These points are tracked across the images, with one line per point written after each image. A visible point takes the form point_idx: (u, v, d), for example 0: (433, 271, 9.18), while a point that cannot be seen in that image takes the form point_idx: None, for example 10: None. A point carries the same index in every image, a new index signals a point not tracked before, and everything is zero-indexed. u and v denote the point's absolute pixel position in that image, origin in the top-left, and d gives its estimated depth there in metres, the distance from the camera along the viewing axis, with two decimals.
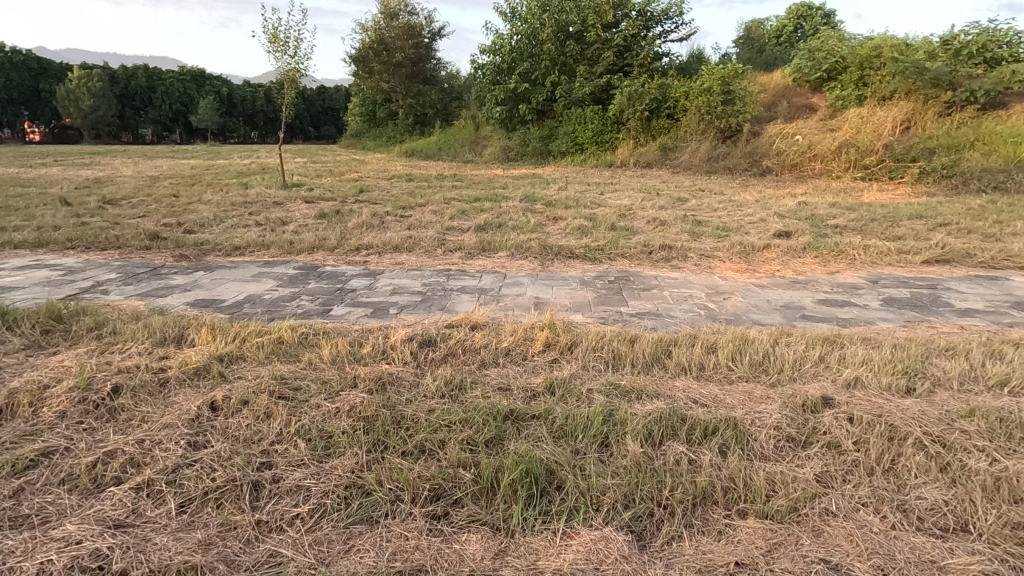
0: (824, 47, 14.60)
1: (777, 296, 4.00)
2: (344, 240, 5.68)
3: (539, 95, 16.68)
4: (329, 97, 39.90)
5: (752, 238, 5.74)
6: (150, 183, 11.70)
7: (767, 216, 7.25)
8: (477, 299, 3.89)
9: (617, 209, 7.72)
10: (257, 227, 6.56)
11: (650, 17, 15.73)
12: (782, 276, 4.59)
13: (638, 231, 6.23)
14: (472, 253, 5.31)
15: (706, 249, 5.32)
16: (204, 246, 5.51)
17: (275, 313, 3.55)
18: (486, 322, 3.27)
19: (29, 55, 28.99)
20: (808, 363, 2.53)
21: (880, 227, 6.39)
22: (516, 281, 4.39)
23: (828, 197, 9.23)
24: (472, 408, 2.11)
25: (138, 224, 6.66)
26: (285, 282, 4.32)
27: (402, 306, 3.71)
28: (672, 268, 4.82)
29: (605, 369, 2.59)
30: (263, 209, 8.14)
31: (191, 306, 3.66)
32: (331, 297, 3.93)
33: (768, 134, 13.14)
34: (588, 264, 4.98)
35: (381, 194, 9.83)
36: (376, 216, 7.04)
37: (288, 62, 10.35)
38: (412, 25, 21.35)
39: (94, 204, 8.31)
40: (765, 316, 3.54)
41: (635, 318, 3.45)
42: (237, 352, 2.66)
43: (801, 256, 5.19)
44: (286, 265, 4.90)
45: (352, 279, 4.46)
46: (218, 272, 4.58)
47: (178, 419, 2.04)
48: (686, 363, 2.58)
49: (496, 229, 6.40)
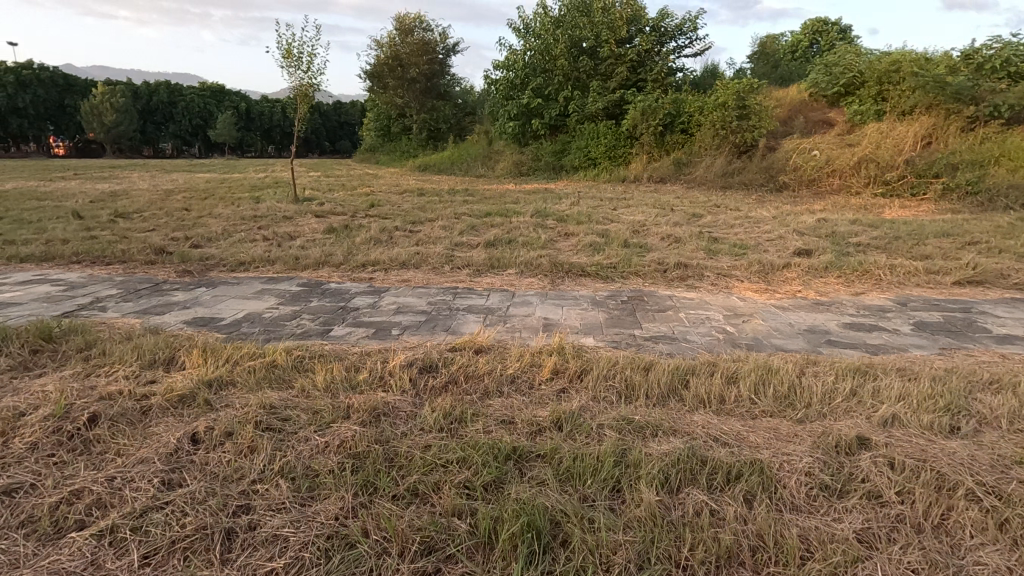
0: (841, 62, 14.41)
1: (800, 319, 3.79)
2: (350, 256, 5.57)
3: (551, 110, 16.65)
4: (344, 112, 40.38)
5: (771, 256, 5.54)
6: (165, 197, 11.77)
7: (786, 233, 7.03)
8: (484, 319, 3.74)
9: (630, 225, 7.55)
10: (264, 242, 6.49)
11: (664, 32, 15.68)
12: (804, 297, 4.38)
13: (652, 248, 6.06)
14: (480, 270, 5.17)
15: (723, 268, 5.13)
16: (209, 262, 5.43)
17: (273, 333, 3.42)
18: (491, 345, 3.11)
19: (55, 71, 29.72)
20: (839, 396, 2.33)
21: (905, 245, 6.15)
22: (524, 300, 4.23)
23: (848, 213, 8.99)
24: (471, 445, 1.95)
25: (146, 238, 6.63)
26: (286, 300, 4.19)
27: (405, 327, 3.57)
28: (687, 288, 4.64)
29: (616, 401, 2.41)
30: (273, 223, 8.09)
31: (188, 325, 3.54)
32: (332, 316, 3.80)
33: (784, 149, 12.93)
34: (600, 283, 4.81)
35: (391, 208, 9.76)
36: (385, 231, 6.95)
37: (301, 77, 10.39)
38: (427, 41, 21.54)
39: (105, 217, 8.31)
40: (788, 341, 3.34)
41: (648, 342, 3.27)
42: (227, 377, 2.52)
43: (822, 275, 4.98)
44: (290, 282, 4.79)
45: (356, 296, 4.34)
46: (220, 289, 4.48)
47: (155, 453, 1.89)
48: (705, 395, 2.39)
49: (506, 245, 6.26)
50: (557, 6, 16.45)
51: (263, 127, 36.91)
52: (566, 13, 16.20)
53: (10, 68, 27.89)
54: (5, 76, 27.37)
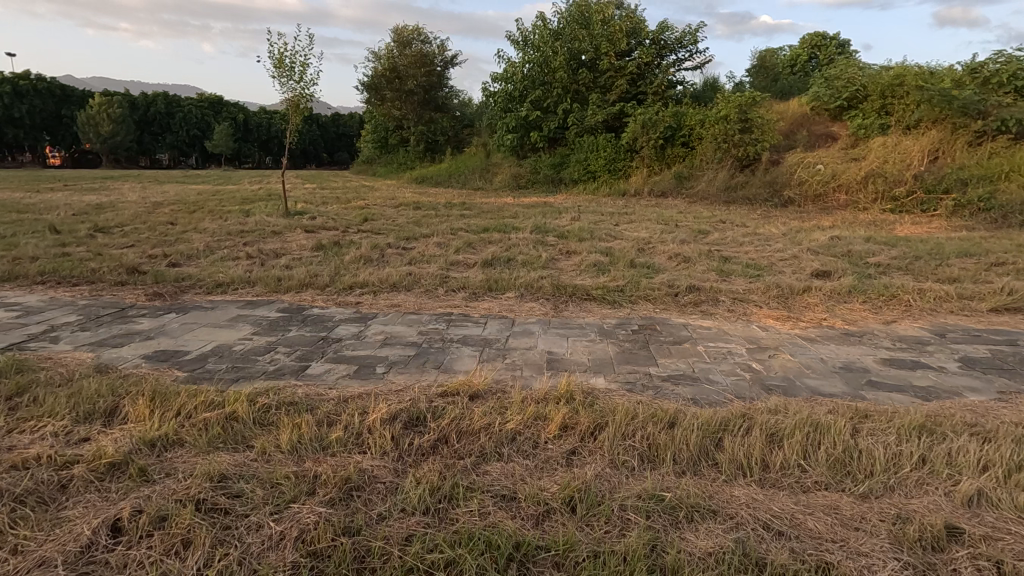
0: (843, 75, 14.17)
1: (832, 354, 3.40)
2: (337, 276, 5.19)
3: (550, 122, 16.36)
4: (342, 124, 40.22)
5: (788, 279, 5.18)
6: (151, 210, 11.38)
7: (799, 251, 6.69)
8: (480, 353, 3.34)
9: (635, 242, 7.20)
10: (246, 260, 6.10)
11: (664, 45, 15.47)
12: (831, 327, 4.00)
13: (660, 268, 5.69)
14: (477, 293, 4.79)
15: (738, 292, 4.76)
16: (184, 283, 5.04)
17: (241, 372, 3.01)
18: (488, 388, 2.72)
19: (52, 82, 29.47)
20: (907, 463, 1.94)
21: (928, 266, 5.80)
22: (525, 330, 3.84)
23: (859, 230, 8.68)
24: (464, 540, 1.55)
25: (121, 256, 6.23)
26: (263, 329, 3.80)
27: (391, 363, 3.16)
28: (701, 315, 4.25)
29: (638, 469, 2.01)
30: (260, 238, 7.73)
31: (147, 361, 3.14)
32: (310, 350, 3.40)
33: (788, 163, 12.64)
34: (607, 308, 4.44)
35: (385, 223, 9.40)
36: (376, 249, 6.57)
37: (294, 88, 10.08)
38: (425, 53, 21.32)
39: (84, 232, 7.92)
40: (824, 382, 2.94)
41: (667, 385, 2.88)
42: (173, 435, 2.12)
43: (847, 301, 4.61)
44: (270, 307, 4.38)
45: (340, 325, 3.94)
46: (191, 316, 4.07)
47: (60, 552, 1.49)
48: (744, 459, 2.01)
49: (504, 264, 5.89)
50: (556, 19, 16.23)
51: (260, 138, 36.68)
52: (565, 25, 15.99)
53: (7, 79, 27.61)
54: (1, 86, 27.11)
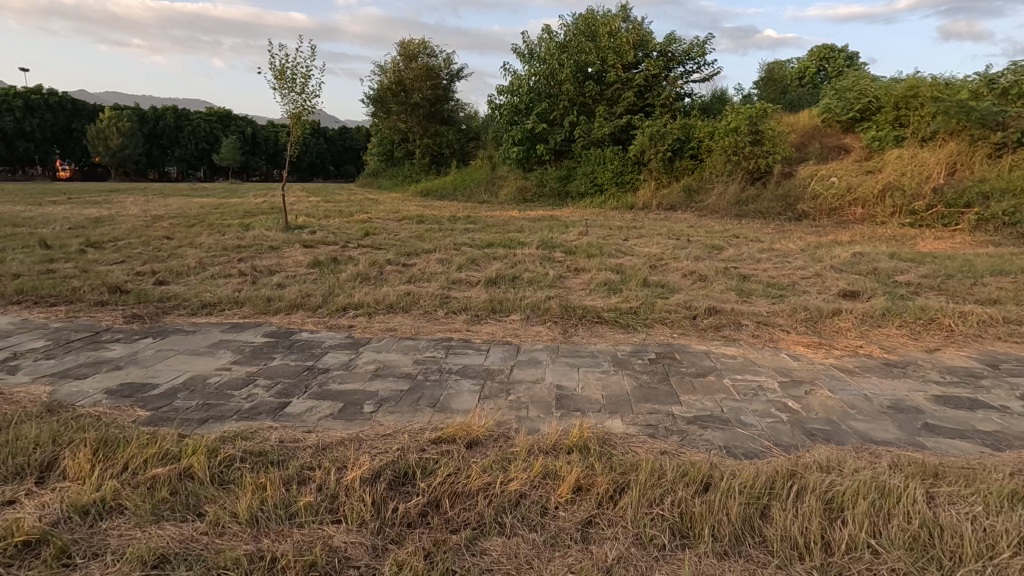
0: (856, 87, 13.87)
1: (876, 389, 3.03)
2: (331, 297, 4.87)
3: (557, 135, 16.10)
4: (349, 137, 40.30)
5: (814, 300, 4.83)
6: (150, 224, 11.14)
7: (821, 269, 6.32)
8: (481, 388, 2.99)
9: (646, 259, 6.85)
10: (238, 277, 5.80)
11: (672, 57, 15.22)
12: (869, 356, 3.62)
13: (675, 288, 5.34)
14: (479, 315, 4.45)
15: (762, 315, 4.41)
16: (168, 303, 4.73)
17: (212, 411, 2.66)
18: (490, 435, 2.38)
19: (63, 96, 29.64)
20: (1005, 545, 1.59)
21: (963, 286, 5.42)
22: (532, 359, 3.49)
23: (881, 246, 8.30)
24: None
25: (107, 273, 5.93)
26: (245, 356, 3.48)
27: (382, 400, 2.81)
28: (724, 341, 3.89)
29: (669, 549, 1.67)
30: (256, 254, 7.44)
31: (109, 396, 2.82)
32: (293, 383, 3.05)
33: (801, 176, 12.30)
34: (620, 333, 4.09)
35: (387, 238, 9.11)
36: (375, 266, 6.26)
37: (295, 100, 9.87)
38: (431, 67, 21.19)
39: (74, 247, 7.67)
40: (874, 425, 2.57)
41: (694, 429, 2.52)
42: (111, 499, 1.78)
43: (881, 325, 4.25)
44: (255, 331, 4.05)
45: (329, 352, 3.60)
46: (168, 341, 3.75)
47: None
48: (799, 538, 1.67)
49: (509, 282, 5.56)
50: (562, 31, 16.06)
51: (268, 152, 36.77)
52: (572, 38, 15.81)
53: (19, 93, 27.83)
54: (13, 100, 27.27)
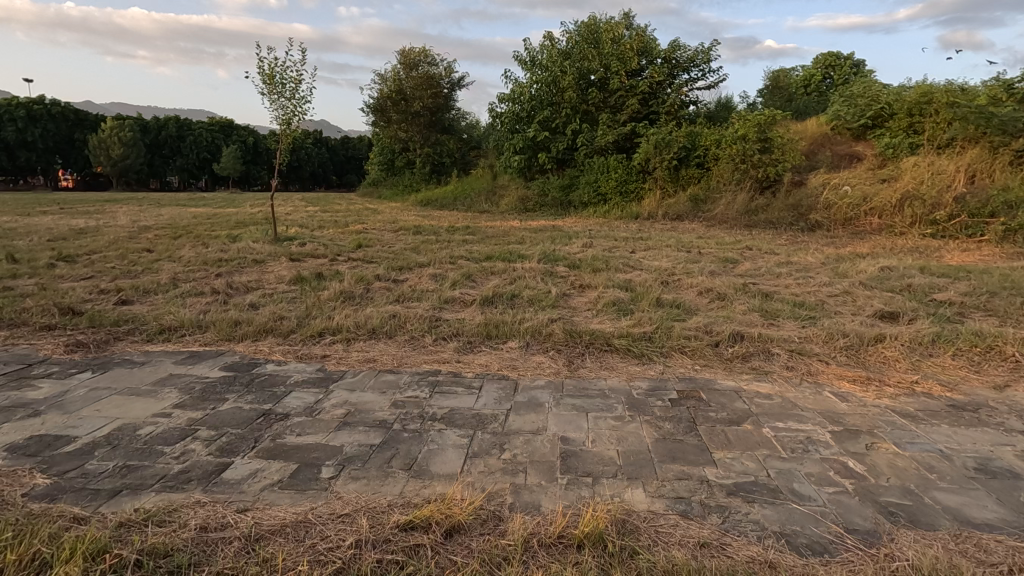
0: (867, 93, 13.39)
1: (953, 442, 2.49)
2: (306, 320, 4.34)
3: (559, 143, 15.61)
4: (351, 146, 40.00)
5: (850, 323, 4.28)
6: (134, 235, 10.62)
7: (849, 286, 5.77)
8: (469, 443, 2.45)
9: (656, 274, 6.34)
10: (209, 295, 5.29)
11: (676, 63, 14.76)
12: (929, 396, 3.07)
13: (691, 309, 4.81)
14: (472, 342, 3.91)
15: (795, 342, 3.87)
16: (124, 327, 4.22)
17: (128, 478, 2.12)
18: (476, 518, 1.85)
19: (65, 106, 29.34)
20: None
21: (1010, 305, 4.87)
22: (532, 400, 2.95)
23: (905, 258, 7.77)
24: None
25: (67, 291, 5.43)
26: (193, 395, 2.95)
27: (346, 461, 2.28)
28: (755, 376, 3.34)
29: None
30: (237, 269, 6.95)
31: (7, 454, 2.28)
32: (241, 435, 2.51)
33: (813, 185, 11.81)
34: (633, 364, 3.55)
35: (380, 250, 8.62)
36: (361, 283, 5.75)
37: (283, 105, 9.40)
38: (431, 75, 20.78)
39: (44, 260, 7.17)
40: (966, 499, 2.02)
41: (739, 506, 1.96)
42: None
43: (933, 355, 3.70)
44: (213, 363, 3.51)
45: (293, 391, 3.05)
46: (108, 376, 3.22)
47: None
48: None
49: (507, 301, 5.03)
50: (564, 38, 15.65)
51: (269, 162, 36.48)
52: (575, 45, 15.37)
53: (21, 104, 27.58)
54: (16, 110, 27.04)
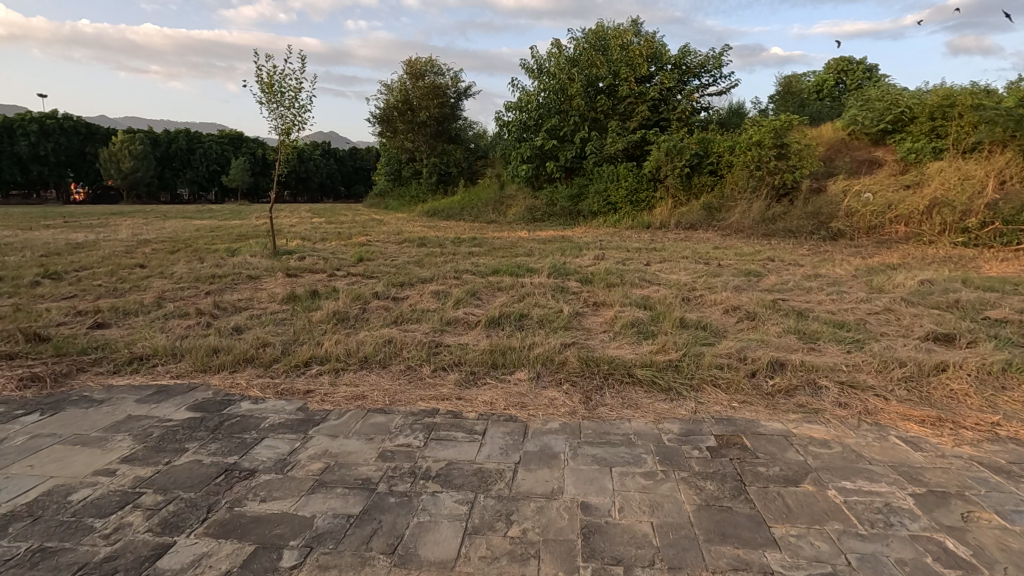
0: (886, 96, 12.91)
1: None
2: (292, 346, 3.91)
3: (567, 152, 15.22)
4: (358, 158, 39.87)
5: (903, 348, 3.78)
6: (129, 250, 10.26)
7: (888, 302, 5.27)
8: (469, 512, 1.99)
9: (676, 289, 5.87)
10: (192, 316, 4.88)
11: (687, 69, 14.37)
12: (1018, 442, 2.58)
13: (719, 330, 4.33)
14: (475, 374, 3.46)
15: (844, 372, 3.38)
16: (90, 355, 3.81)
17: (39, 569, 1.68)
18: None
19: (77, 120, 29.42)
20: None
21: None
22: (546, 450, 2.49)
23: (940, 269, 7.24)
24: None
25: (41, 313, 5.04)
26: (148, 444, 2.53)
27: (315, 541, 1.83)
28: (804, 416, 2.86)
29: None
30: (228, 286, 6.56)
31: None
32: (194, 500, 2.07)
33: (833, 191, 11.27)
34: (660, 401, 3.07)
35: (381, 263, 8.23)
36: (356, 302, 5.33)
37: (282, 113, 9.06)
38: (437, 85, 20.46)
39: (28, 278, 6.81)
40: None
41: None
42: None
43: (1008, 388, 3.18)
44: (180, 401, 3.07)
45: (265, 439, 2.61)
46: (57, 419, 2.80)
47: None
48: None
49: (513, 322, 4.58)
50: (572, 45, 15.26)
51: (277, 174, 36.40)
52: (582, 52, 14.95)
53: (34, 118, 27.65)
54: (29, 125, 27.10)
